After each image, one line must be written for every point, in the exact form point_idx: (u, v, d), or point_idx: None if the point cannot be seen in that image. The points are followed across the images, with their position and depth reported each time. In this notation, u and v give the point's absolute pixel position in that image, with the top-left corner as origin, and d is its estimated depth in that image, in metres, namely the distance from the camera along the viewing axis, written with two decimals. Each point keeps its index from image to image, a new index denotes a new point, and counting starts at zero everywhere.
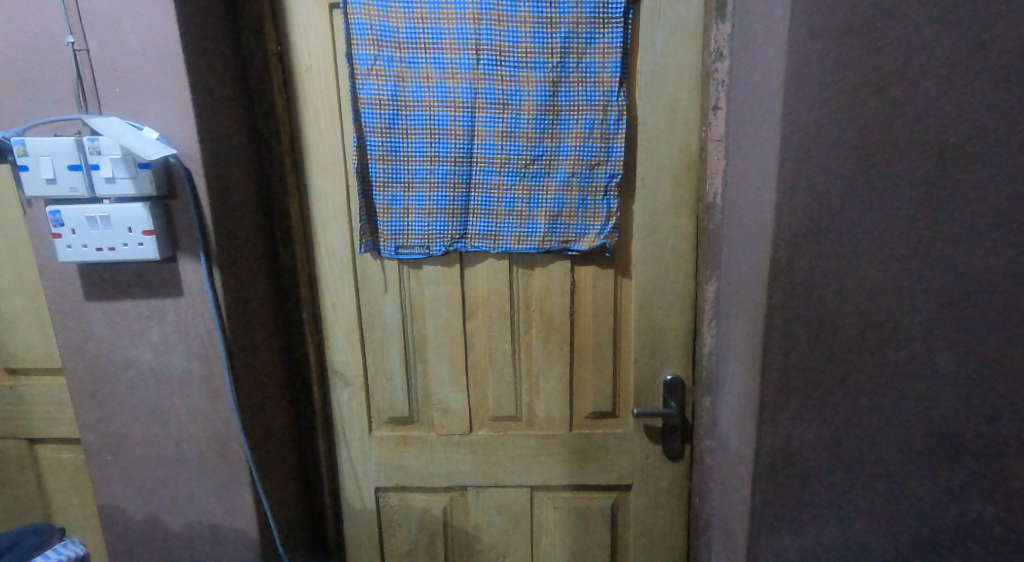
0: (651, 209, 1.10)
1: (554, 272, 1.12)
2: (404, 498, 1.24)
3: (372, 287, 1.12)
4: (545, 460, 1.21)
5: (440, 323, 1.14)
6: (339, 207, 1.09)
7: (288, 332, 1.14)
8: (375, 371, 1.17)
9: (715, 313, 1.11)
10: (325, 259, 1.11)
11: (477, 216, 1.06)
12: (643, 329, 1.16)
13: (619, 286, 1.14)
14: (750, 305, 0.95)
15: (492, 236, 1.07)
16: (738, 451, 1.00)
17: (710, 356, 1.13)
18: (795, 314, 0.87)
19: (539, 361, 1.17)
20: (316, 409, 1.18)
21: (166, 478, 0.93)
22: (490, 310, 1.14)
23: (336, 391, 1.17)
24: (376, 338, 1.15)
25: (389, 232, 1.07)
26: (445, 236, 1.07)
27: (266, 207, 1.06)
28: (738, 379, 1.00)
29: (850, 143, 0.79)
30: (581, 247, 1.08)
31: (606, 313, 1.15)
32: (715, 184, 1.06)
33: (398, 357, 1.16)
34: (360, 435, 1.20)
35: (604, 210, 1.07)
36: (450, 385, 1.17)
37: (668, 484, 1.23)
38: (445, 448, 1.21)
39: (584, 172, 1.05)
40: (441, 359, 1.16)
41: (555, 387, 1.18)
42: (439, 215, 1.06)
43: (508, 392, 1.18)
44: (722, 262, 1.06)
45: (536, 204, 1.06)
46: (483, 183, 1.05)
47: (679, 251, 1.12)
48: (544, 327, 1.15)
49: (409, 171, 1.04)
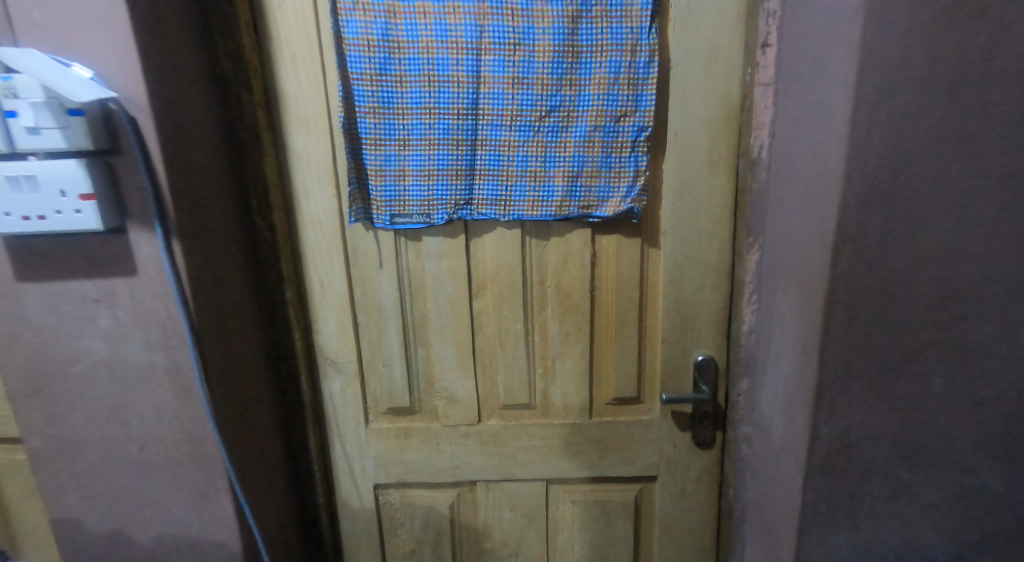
0: (683, 166, 0.96)
1: (572, 243, 0.98)
2: (406, 495, 1.14)
3: (365, 262, 0.98)
4: (562, 451, 1.11)
5: (443, 302, 1.01)
6: (324, 169, 0.93)
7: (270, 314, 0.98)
8: (371, 356, 1.04)
9: (756, 285, 0.97)
10: (310, 231, 0.96)
11: (484, 177, 0.92)
12: (672, 306, 1.02)
13: (645, 258, 1.01)
14: (806, 279, 0.81)
15: (503, 201, 0.93)
16: (787, 441, 0.89)
17: (748, 334, 1.00)
18: (860, 287, 0.74)
19: (555, 344, 1.04)
20: (304, 402, 1.04)
21: (132, 486, 0.81)
22: (499, 287, 1.01)
23: (327, 380, 1.04)
24: (371, 320, 1.02)
25: (383, 198, 0.92)
26: (448, 202, 0.93)
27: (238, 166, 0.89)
28: (786, 360, 0.88)
29: (939, 80, 0.66)
30: (605, 214, 0.94)
31: (630, 288, 1.01)
32: (758, 148, 0.92)
33: (396, 340, 1.03)
34: (356, 427, 1.08)
35: (630, 169, 0.93)
36: (455, 371, 1.06)
37: (697, 474, 1.12)
38: (450, 440, 1.10)
39: (608, 125, 0.90)
40: (445, 341, 1.04)
41: (573, 371, 1.06)
42: (440, 179, 0.92)
43: (520, 378, 1.07)
44: (766, 227, 0.92)
45: (552, 164, 0.92)
46: (491, 139, 0.91)
47: (713, 216, 0.98)
48: (561, 305, 1.02)
49: (405, 127, 0.89)
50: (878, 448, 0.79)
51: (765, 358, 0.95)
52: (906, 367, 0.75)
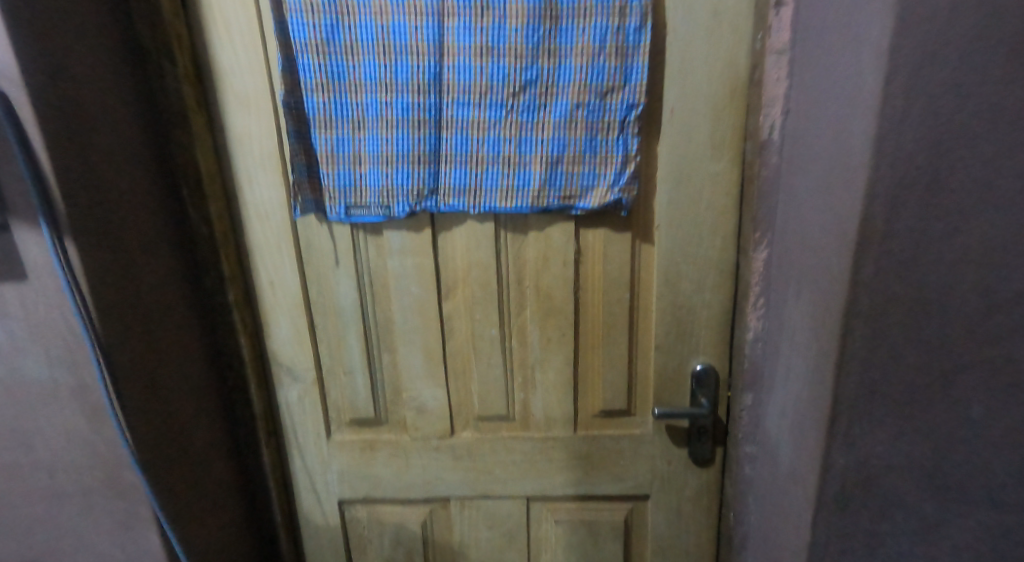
0: (681, 151, 0.83)
1: (553, 238, 0.87)
2: (374, 511, 1.04)
3: (320, 259, 0.87)
4: (544, 468, 1.01)
5: (409, 304, 0.90)
6: (268, 154, 0.81)
7: (211, 319, 0.87)
8: (331, 363, 0.93)
9: (765, 289, 0.84)
10: (255, 224, 0.84)
11: (451, 164, 0.80)
12: (667, 309, 0.91)
13: (637, 255, 0.88)
14: (822, 285, 0.69)
15: (472, 191, 0.81)
16: (796, 468, 0.77)
17: (753, 343, 0.88)
18: (885, 297, 0.62)
19: (535, 351, 0.93)
20: (255, 414, 0.94)
21: (42, 517, 0.71)
22: (471, 287, 0.89)
23: (283, 389, 0.94)
24: (329, 323, 0.91)
25: (336, 188, 0.81)
26: (410, 192, 0.81)
27: (163, 151, 0.78)
28: (797, 376, 0.76)
29: (994, 44, 0.53)
30: (589, 205, 0.82)
31: (619, 290, 0.90)
32: (767, 131, 0.79)
33: (358, 346, 0.92)
34: (316, 440, 0.98)
35: (619, 154, 0.80)
36: (424, 380, 0.95)
37: (693, 494, 1.01)
38: (421, 454, 1.00)
39: (593, 102, 0.78)
40: (412, 348, 0.93)
41: (556, 381, 0.95)
42: (400, 165, 0.80)
43: (496, 388, 0.96)
44: (777, 222, 0.80)
45: (528, 147, 0.79)
46: (457, 120, 0.78)
47: (716, 208, 0.85)
48: (541, 308, 0.90)
49: (359, 105, 0.78)
50: (903, 482, 0.67)
51: (773, 371, 0.83)
52: (939, 390, 0.63)
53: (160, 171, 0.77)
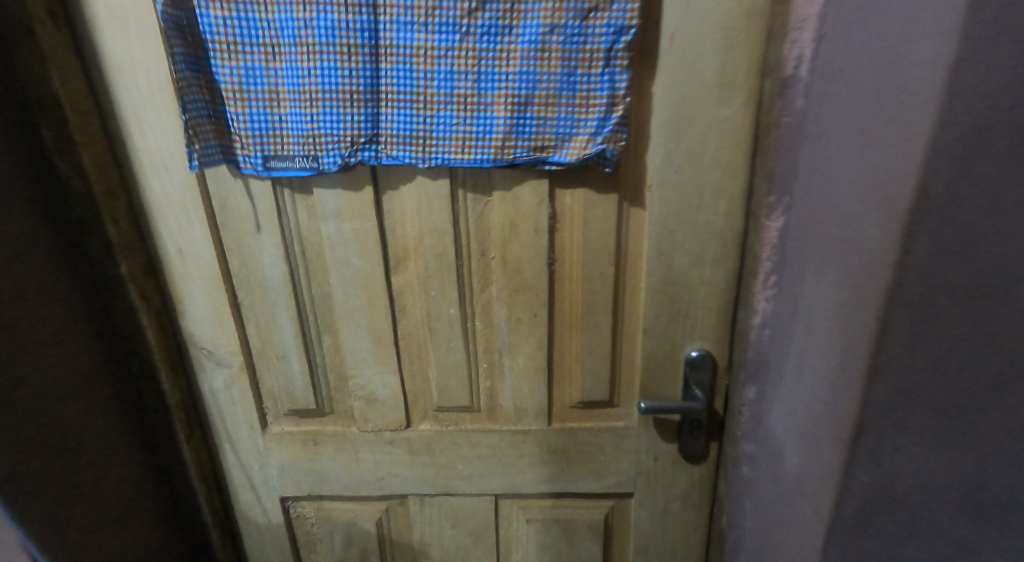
0: (682, 91, 0.66)
1: (522, 199, 0.71)
2: (322, 508, 0.91)
3: (238, 222, 0.71)
4: (515, 463, 0.88)
5: (350, 278, 0.75)
6: (157, 86, 0.64)
7: (101, 295, 0.71)
8: (262, 346, 0.78)
9: (777, 266, 0.69)
10: (152, 177, 0.68)
11: (392, 103, 0.63)
12: (658, 286, 0.76)
13: (624, 221, 0.73)
14: (853, 266, 0.54)
15: (421, 139, 0.65)
16: (804, 484, 0.64)
17: (760, 329, 0.73)
18: (938, 282, 0.47)
19: (501, 334, 0.79)
20: (169, 406, 0.78)
21: None
22: (424, 257, 0.74)
23: (204, 375, 0.79)
24: (256, 300, 0.75)
25: (250, 135, 0.64)
26: (341, 139, 0.64)
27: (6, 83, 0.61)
28: (812, 372, 0.63)
29: None
30: (565, 159, 0.66)
31: (603, 262, 0.75)
32: (793, 65, 0.61)
33: (292, 326, 0.77)
34: (250, 433, 0.83)
35: (603, 93, 0.63)
36: (372, 366, 0.81)
37: (683, 491, 0.89)
38: (373, 448, 0.86)
39: (571, 24, 0.61)
40: (356, 328, 0.78)
41: (526, 368, 0.81)
42: (326, 105, 0.63)
43: (456, 375, 0.82)
44: (797, 183, 0.63)
45: (489, 83, 0.63)
46: (399, 46, 0.61)
47: (721, 164, 0.69)
48: (508, 284, 0.76)
49: (271, 25, 0.60)
50: (948, 529, 0.51)
51: (787, 366, 0.69)
52: None
53: (2, 105, 0.61)
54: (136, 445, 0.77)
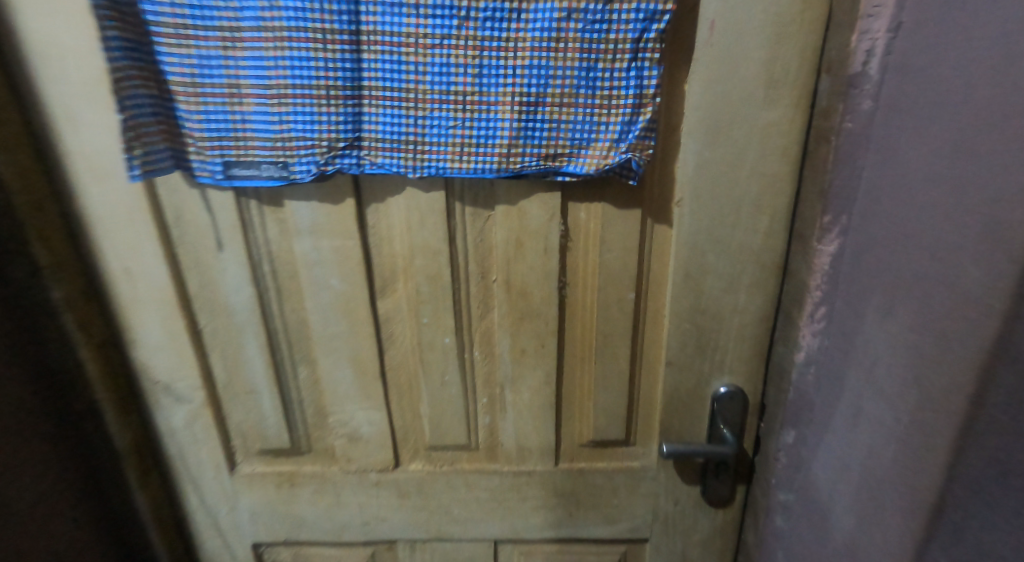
0: (720, 90, 0.56)
1: (530, 215, 0.61)
2: (300, 553, 0.80)
3: (196, 239, 0.60)
4: (517, 507, 0.78)
5: (328, 302, 0.64)
6: (94, 80, 0.54)
7: (32, 323, 0.61)
8: (228, 380, 0.68)
9: (829, 296, 0.58)
10: (91, 186, 0.58)
11: (377, 102, 0.53)
12: (684, 314, 0.66)
13: (647, 240, 0.63)
14: (938, 306, 0.46)
15: (411, 144, 0.54)
16: (869, 559, 0.55)
17: (804, 367, 0.63)
18: None
19: (503, 366, 0.69)
20: (119, 448, 0.68)
21: None
22: (415, 279, 0.64)
23: (162, 412, 0.69)
24: (220, 327, 0.65)
25: (206, 137, 0.53)
26: (316, 144, 0.53)
27: None
28: (877, 423, 0.53)
29: None
30: (583, 169, 0.55)
31: (621, 287, 0.64)
32: (862, 61, 0.50)
33: (262, 357, 0.67)
34: (216, 474, 0.73)
35: (629, 92, 0.53)
36: (355, 400, 0.70)
37: (705, 538, 0.80)
38: (356, 490, 0.76)
39: (592, 8, 0.51)
40: (337, 359, 0.68)
41: (531, 404, 0.71)
42: (297, 103, 0.52)
43: (452, 411, 0.72)
44: (859, 202, 0.53)
45: (493, 79, 0.52)
46: (384, 33, 0.51)
47: (763, 176, 0.59)
48: (512, 310, 0.66)
49: (229, 4, 0.50)
50: None
51: (841, 413, 0.59)
52: None
53: None
54: (76, 488, 0.66)
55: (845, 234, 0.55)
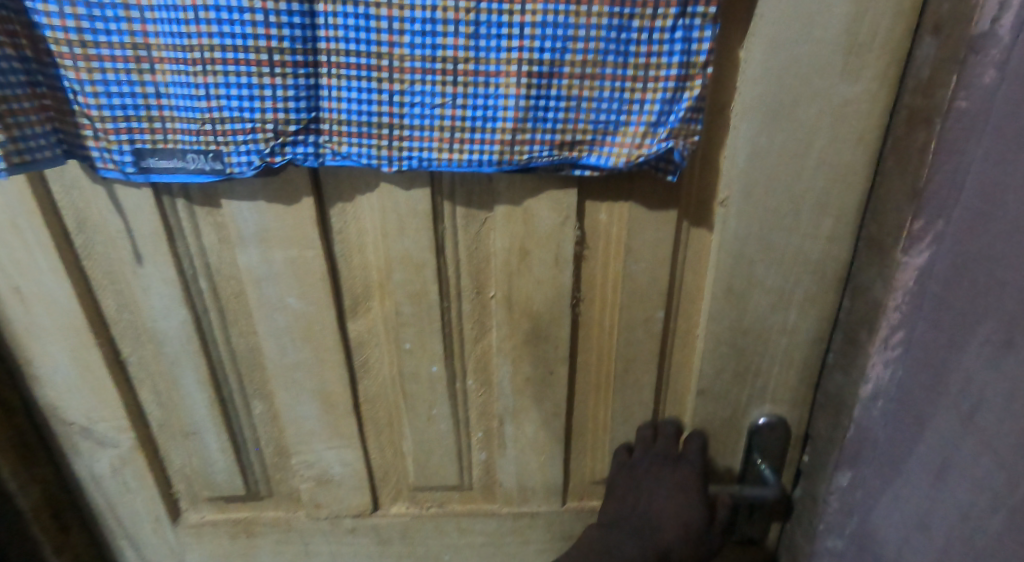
0: (786, 59, 0.43)
1: (538, 217, 0.48)
2: None
3: (108, 248, 0.47)
4: (517, 553, 0.66)
5: (284, 325, 0.51)
6: None
7: None
8: (163, 416, 0.56)
9: (911, 319, 0.46)
10: None
11: (338, 71, 0.39)
12: (722, 336, 0.54)
13: (681, 247, 0.51)
14: None
15: (384, 128, 0.41)
16: None
17: (869, 401, 0.51)
18: None
19: (502, 397, 0.57)
20: (23, 505, 0.55)
21: None
22: (393, 296, 0.51)
23: (79, 454, 0.56)
24: (150, 355, 0.52)
25: (106, 116, 0.40)
26: (256, 127, 0.40)
27: None
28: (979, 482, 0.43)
29: None
30: (608, 161, 0.43)
31: (647, 304, 0.53)
32: (992, 17, 0.38)
33: (203, 391, 0.54)
34: (155, 526, 0.61)
35: (672, 60, 0.40)
36: (322, 439, 0.58)
37: None
38: (327, 540, 0.64)
39: None
40: (297, 392, 0.55)
41: (535, 440, 0.59)
42: (228, 71, 0.38)
43: (441, 448, 0.60)
44: (962, 203, 0.41)
45: (494, 41, 0.39)
46: None
47: (832, 168, 0.47)
48: (513, 333, 0.53)
49: None
50: None
51: (919, 461, 0.48)
52: None
53: None
54: None
55: (940, 243, 0.43)
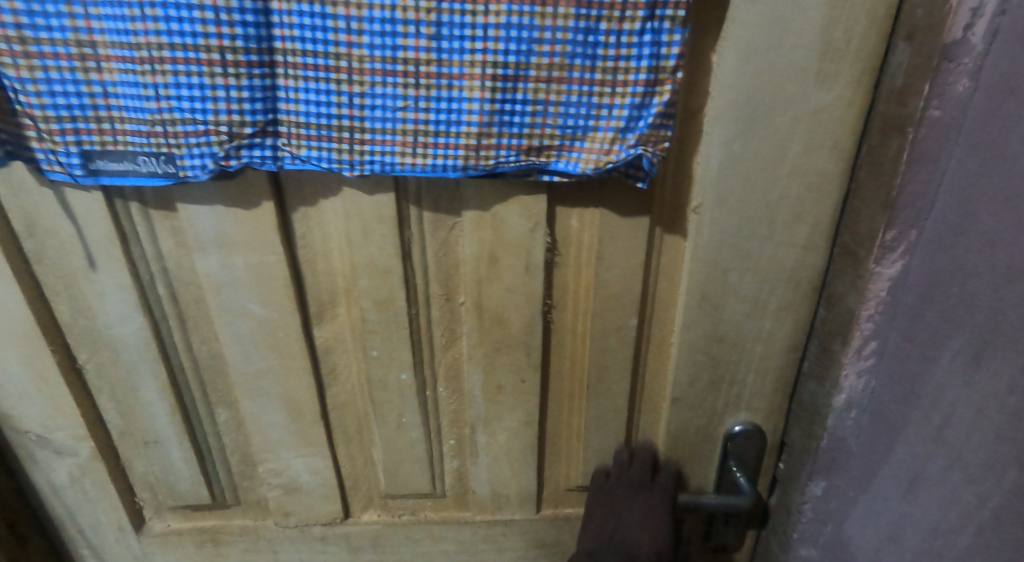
0: (759, 64, 0.42)
1: (508, 223, 0.47)
2: None
3: (61, 253, 0.46)
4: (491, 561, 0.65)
5: (247, 331, 0.50)
6: None
7: None
8: (124, 424, 0.54)
9: (885, 329, 0.46)
10: None
11: (295, 71, 0.38)
12: (696, 344, 0.53)
13: (653, 254, 0.50)
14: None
15: (344, 131, 0.40)
16: None
17: (843, 411, 0.50)
18: None
19: (473, 405, 0.56)
20: None
21: None
22: (359, 302, 0.50)
23: (38, 464, 0.55)
24: (107, 362, 0.51)
25: (50, 117, 0.38)
26: (210, 129, 0.39)
27: None
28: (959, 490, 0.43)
29: None
30: (576, 167, 0.42)
31: (619, 312, 0.52)
32: (964, 25, 0.37)
33: (165, 399, 0.52)
34: (119, 535, 0.60)
35: (641, 64, 0.39)
36: (289, 447, 0.56)
37: None
38: (297, 548, 0.63)
39: None
40: (262, 401, 0.53)
41: (508, 448, 0.58)
42: (179, 72, 0.37)
43: (412, 456, 0.58)
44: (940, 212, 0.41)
45: (456, 42, 0.38)
46: None
47: (806, 175, 0.45)
48: (484, 340, 0.52)
49: None
50: None
51: None
52: None
53: None
54: None
55: (914, 253, 0.43)
